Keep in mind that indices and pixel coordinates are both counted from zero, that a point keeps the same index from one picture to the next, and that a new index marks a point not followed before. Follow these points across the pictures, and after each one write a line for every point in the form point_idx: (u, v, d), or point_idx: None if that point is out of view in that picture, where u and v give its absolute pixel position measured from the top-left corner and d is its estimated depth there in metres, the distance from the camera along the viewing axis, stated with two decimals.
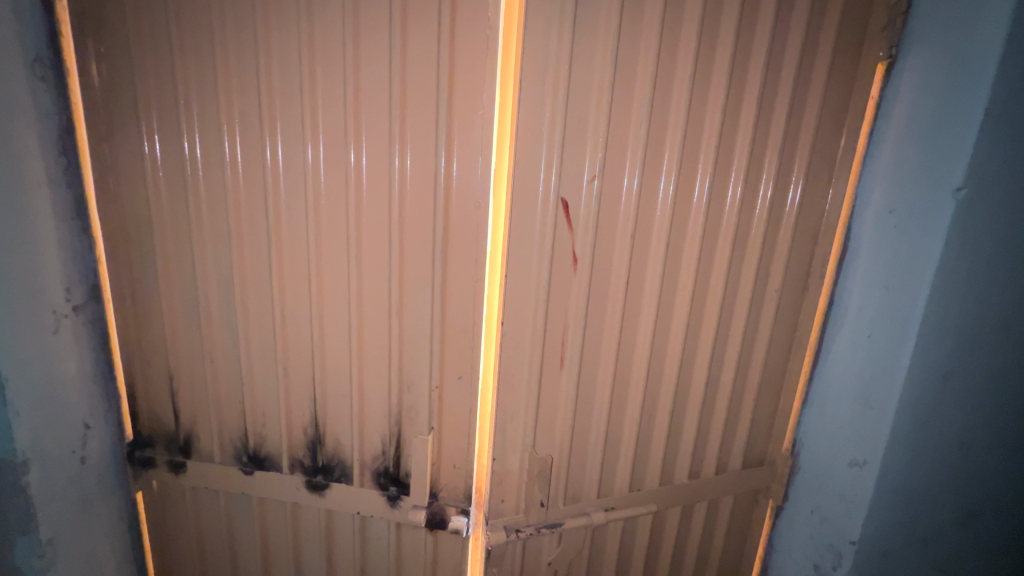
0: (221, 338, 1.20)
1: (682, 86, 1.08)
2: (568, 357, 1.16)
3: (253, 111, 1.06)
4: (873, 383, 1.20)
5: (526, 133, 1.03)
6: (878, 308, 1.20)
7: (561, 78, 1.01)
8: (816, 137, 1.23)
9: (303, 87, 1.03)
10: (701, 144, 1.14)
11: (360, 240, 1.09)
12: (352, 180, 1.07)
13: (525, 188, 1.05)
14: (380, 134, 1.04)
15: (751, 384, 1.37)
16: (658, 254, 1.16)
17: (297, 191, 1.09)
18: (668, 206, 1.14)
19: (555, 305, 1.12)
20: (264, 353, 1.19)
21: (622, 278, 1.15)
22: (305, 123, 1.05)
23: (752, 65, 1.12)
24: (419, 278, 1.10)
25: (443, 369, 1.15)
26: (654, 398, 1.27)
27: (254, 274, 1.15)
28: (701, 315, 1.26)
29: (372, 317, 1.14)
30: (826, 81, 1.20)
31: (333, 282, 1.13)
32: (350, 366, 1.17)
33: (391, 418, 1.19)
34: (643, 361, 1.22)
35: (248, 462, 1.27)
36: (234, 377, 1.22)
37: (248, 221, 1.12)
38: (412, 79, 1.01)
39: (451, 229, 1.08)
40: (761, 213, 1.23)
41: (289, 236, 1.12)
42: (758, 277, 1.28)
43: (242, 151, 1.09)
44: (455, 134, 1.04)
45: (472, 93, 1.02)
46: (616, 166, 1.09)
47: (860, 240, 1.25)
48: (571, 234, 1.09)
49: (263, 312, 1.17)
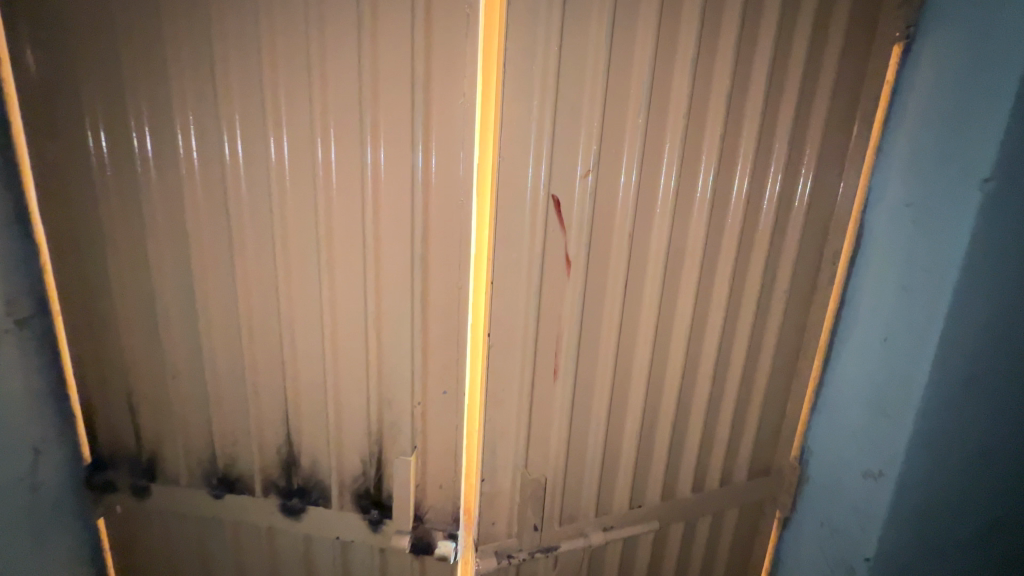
0: (183, 353, 1.10)
1: (684, 70, 0.98)
2: (561, 369, 1.06)
3: (209, 101, 0.95)
4: (889, 390, 1.13)
5: (512, 125, 0.93)
6: (894, 310, 1.12)
7: (550, 62, 0.91)
8: (827, 126, 1.14)
9: (263, 76, 0.93)
10: (705, 134, 1.04)
11: (331, 246, 0.99)
12: (321, 179, 0.96)
13: (513, 187, 0.95)
14: (351, 127, 0.94)
15: (758, 391, 1.28)
16: (658, 256, 1.07)
17: (261, 193, 0.99)
18: (669, 202, 1.04)
19: (547, 313, 1.03)
20: (231, 369, 1.09)
21: (620, 282, 1.06)
22: (267, 116, 0.94)
23: (759, 47, 1.03)
24: (397, 286, 1.00)
25: (426, 384, 1.06)
26: (654, 410, 1.19)
27: (216, 284, 1.05)
28: (704, 320, 1.17)
29: (346, 329, 1.04)
30: (837, 65, 1.11)
31: (304, 292, 1.03)
32: (324, 382, 1.07)
33: (371, 437, 1.10)
34: (642, 371, 1.13)
35: (217, 486, 1.17)
36: (199, 395, 1.12)
37: (207, 224, 1.02)
38: (385, 65, 0.90)
39: (432, 232, 0.98)
40: (768, 210, 1.14)
41: (254, 242, 1.01)
42: (765, 277, 1.19)
43: (199, 147, 0.98)
44: (434, 126, 0.93)
45: (451, 81, 0.91)
46: (612, 160, 0.99)
47: (873, 236, 1.17)
48: (564, 236, 1.00)
49: (227, 325, 1.07)
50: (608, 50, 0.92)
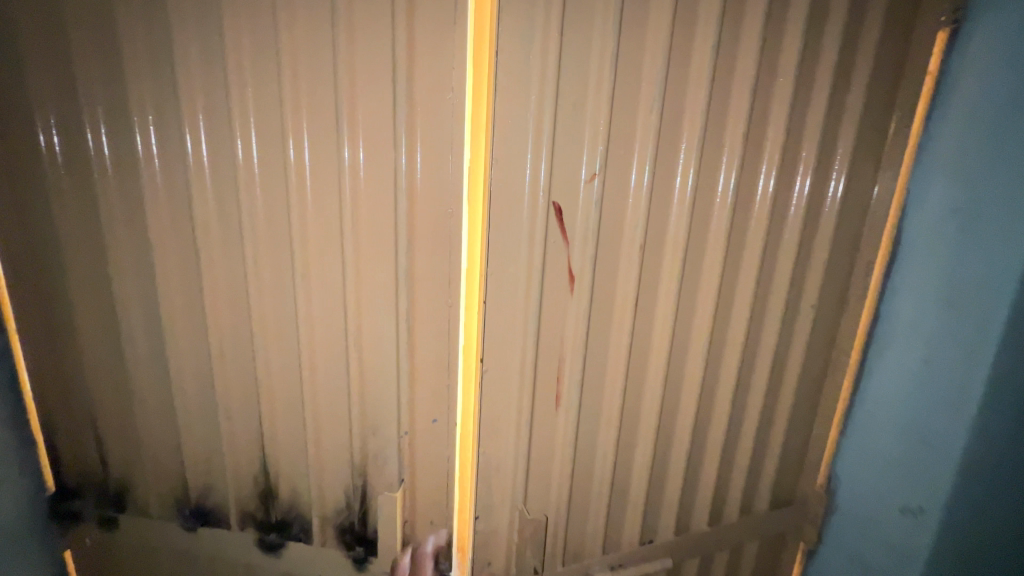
0: (150, 375, 1.00)
1: (703, 59, 0.86)
2: (564, 395, 0.96)
3: (170, 99, 0.85)
4: (932, 417, 1.01)
5: (507, 124, 0.82)
6: (937, 327, 1.00)
7: (550, 51, 0.80)
8: (862, 122, 1.02)
9: (227, 69, 0.82)
10: (726, 133, 0.93)
11: (307, 260, 0.89)
12: (293, 186, 0.86)
13: (507, 193, 0.85)
14: (326, 127, 0.84)
15: (781, 414, 1.17)
16: (672, 269, 0.96)
17: (230, 201, 0.89)
18: (685, 210, 0.93)
19: (547, 334, 0.93)
20: (202, 392, 1.00)
21: (631, 299, 0.94)
22: (232, 114, 0.84)
23: (787, 34, 0.91)
24: (382, 303, 0.90)
25: (414, 411, 0.96)
26: (667, 437, 1.08)
27: (184, 301, 0.95)
28: (722, 338, 1.06)
29: (326, 351, 0.94)
30: (874, 54, 0.99)
31: (280, 310, 0.93)
32: (302, 408, 0.98)
33: (355, 468, 1.00)
34: (655, 396, 1.02)
35: (189, 517, 1.07)
36: (169, 421, 1.03)
37: (173, 235, 0.92)
38: (363, 57, 0.80)
39: (418, 244, 0.88)
40: (796, 216, 1.02)
41: (224, 255, 0.92)
42: (791, 291, 1.07)
43: (161, 149, 0.88)
44: (419, 125, 0.83)
45: (438, 75, 0.81)
46: (621, 162, 0.88)
47: (913, 245, 1.05)
48: (566, 248, 0.89)
49: (198, 346, 0.98)
50: (617, 36, 0.81)
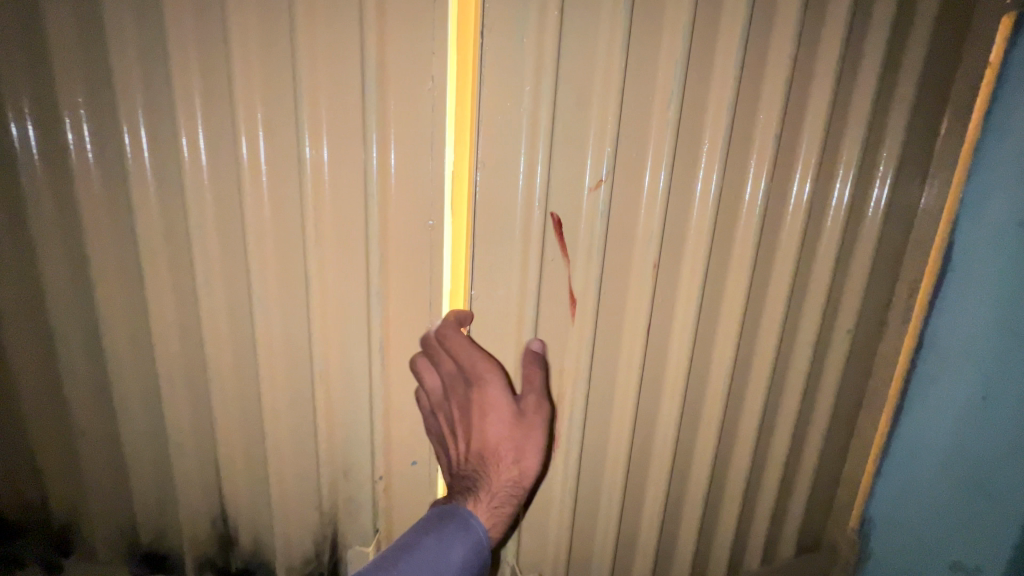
0: (88, 407, 0.87)
1: (733, 44, 0.71)
2: (564, 438, 0.82)
3: (108, 90, 0.74)
4: (991, 465, 0.88)
5: (496, 120, 0.69)
6: (1000, 362, 0.87)
7: (547, 34, 0.66)
8: (911, 121, 0.88)
9: (166, 55, 0.69)
10: (756, 132, 0.78)
11: (265, 281, 0.77)
12: (245, 195, 0.73)
13: (498, 206, 0.72)
14: (287, 128, 0.72)
15: (810, 453, 1.03)
16: (690, 297, 0.81)
17: (177, 211, 0.77)
18: (706, 227, 0.77)
19: (543, 367, 0.81)
20: (151, 426, 0.88)
21: (641, 331, 0.80)
22: (174, 109, 0.71)
23: (829, 18, 0.77)
24: (355, 328, 0.79)
25: (390, 451, 0.84)
26: (681, 481, 0.94)
27: (127, 323, 0.83)
28: (746, 370, 0.92)
29: (292, 382, 0.83)
30: (927, 42, 0.85)
31: (237, 336, 0.82)
32: (263, 446, 0.86)
33: (324, 515, 0.88)
34: (668, 441, 0.88)
35: (141, 563, 0.96)
36: (114, 457, 0.90)
37: (114, 248, 0.80)
38: (325, 44, 0.68)
39: (394, 262, 0.76)
40: (834, 230, 0.88)
41: (171, 273, 0.80)
42: (826, 315, 0.93)
43: (96, 149, 0.76)
44: (393, 122, 0.70)
45: (414, 66, 0.68)
46: (630, 168, 0.74)
47: (969, 263, 0.91)
48: (567, 268, 0.76)
49: (145, 373, 0.86)
50: (630, 16, 0.66)
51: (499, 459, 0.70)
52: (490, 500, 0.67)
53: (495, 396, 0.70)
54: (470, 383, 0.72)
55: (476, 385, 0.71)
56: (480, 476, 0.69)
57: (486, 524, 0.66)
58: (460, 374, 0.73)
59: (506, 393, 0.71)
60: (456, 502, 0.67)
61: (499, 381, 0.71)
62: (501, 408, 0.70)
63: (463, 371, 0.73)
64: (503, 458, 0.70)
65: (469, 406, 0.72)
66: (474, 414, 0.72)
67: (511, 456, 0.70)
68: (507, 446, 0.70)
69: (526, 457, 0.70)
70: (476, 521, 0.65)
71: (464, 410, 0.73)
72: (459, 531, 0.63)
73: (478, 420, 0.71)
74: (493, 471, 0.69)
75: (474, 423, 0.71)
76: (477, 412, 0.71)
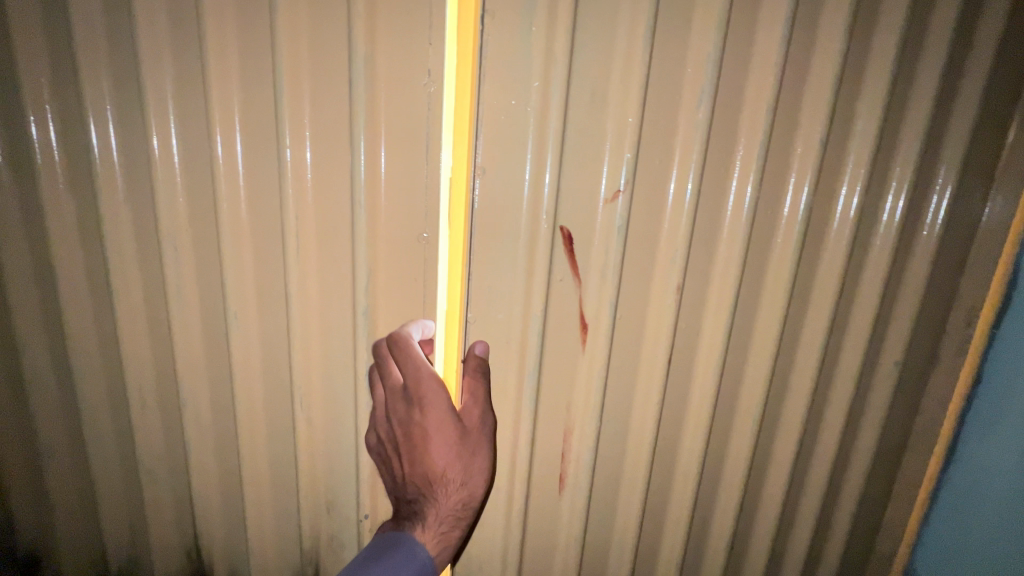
0: (57, 425, 0.81)
1: (774, 41, 0.61)
2: (571, 479, 0.74)
3: (73, 86, 0.67)
4: None
5: (498, 119, 0.61)
6: None
7: (558, 22, 0.58)
8: (977, 127, 0.76)
9: (135, 48, 0.63)
10: (798, 138, 0.68)
11: (243, 300, 0.70)
12: (222, 202, 0.66)
13: (500, 219, 0.64)
14: (268, 129, 0.65)
15: (848, 498, 0.91)
16: (717, 330, 0.71)
17: (149, 218, 0.71)
18: (735, 250, 0.68)
19: (548, 399, 0.72)
20: (123, 448, 0.82)
21: (661, 367, 0.70)
22: (144, 110, 0.65)
23: (886, 13, 0.66)
24: (341, 353, 0.71)
25: (377, 488, 0.76)
26: (702, 529, 0.83)
27: (94, 339, 0.76)
28: (778, 406, 0.81)
29: (273, 409, 0.76)
30: (1001, 35, 0.73)
31: (214, 355, 0.75)
32: (240, 476, 0.79)
33: (304, 552, 0.80)
34: (688, 492, 0.77)
35: None
36: (83, 480, 0.84)
37: (83, 259, 0.73)
38: (308, 36, 0.61)
39: (383, 280, 0.68)
40: (883, 250, 0.77)
41: (144, 285, 0.73)
42: (870, 346, 0.82)
43: (65, 153, 0.70)
44: (383, 121, 0.62)
45: (407, 64, 0.61)
46: (652, 178, 0.65)
47: None
48: (578, 290, 0.67)
49: (115, 393, 0.79)
50: (654, 10, 0.57)
51: (445, 480, 0.61)
52: (438, 525, 0.59)
53: (435, 412, 0.61)
54: (408, 399, 0.62)
55: (416, 402, 0.61)
56: (425, 499, 0.61)
57: (434, 551, 0.58)
58: (399, 388, 0.63)
59: (447, 407, 0.61)
60: (399, 527, 0.59)
61: (442, 394, 0.61)
62: (443, 424, 0.61)
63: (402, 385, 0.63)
64: (450, 481, 0.61)
65: (409, 426, 0.62)
66: (415, 432, 0.62)
67: (458, 476, 0.61)
68: (454, 465, 0.61)
69: (475, 475, 0.62)
70: (422, 549, 0.57)
71: (402, 426, 0.63)
72: (403, 561, 0.55)
73: (420, 441, 0.62)
74: (440, 493, 0.60)
75: (414, 442, 0.62)
76: (416, 431, 0.62)
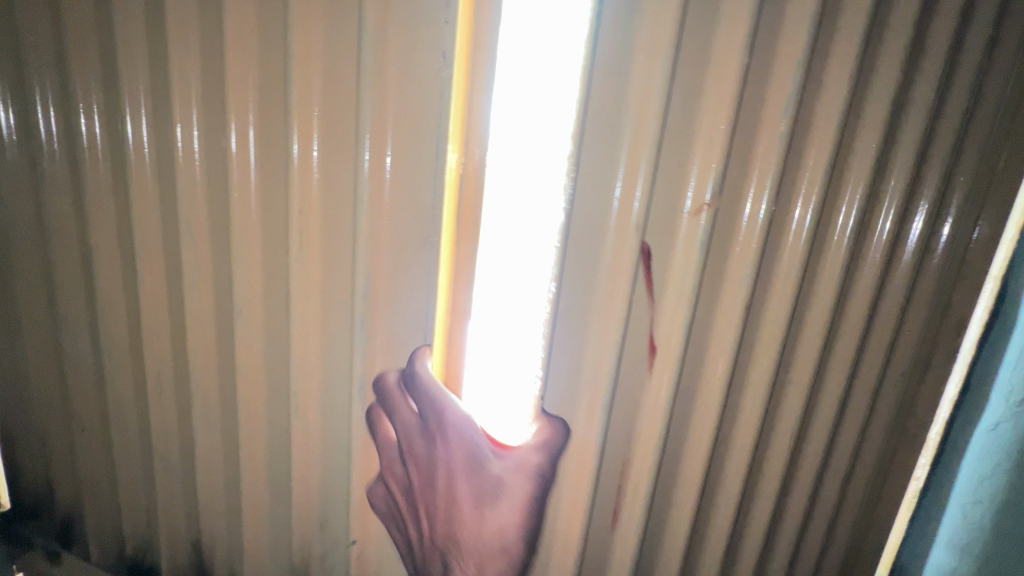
0: (87, 397, 0.90)
1: (842, 54, 0.52)
2: (622, 522, 0.66)
3: (114, 86, 0.75)
4: None
5: (602, 121, 0.57)
6: None
7: (666, 20, 0.52)
8: None
9: (164, 51, 0.69)
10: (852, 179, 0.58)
11: (249, 293, 0.74)
12: (236, 195, 0.70)
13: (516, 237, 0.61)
14: (281, 132, 0.68)
15: None
16: (757, 389, 0.61)
17: (167, 206, 0.76)
18: (779, 305, 0.59)
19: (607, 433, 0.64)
20: (141, 431, 0.88)
21: (708, 427, 0.62)
22: (172, 106, 0.70)
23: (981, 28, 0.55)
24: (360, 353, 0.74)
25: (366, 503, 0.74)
26: None
27: (115, 315, 0.84)
28: (818, 500, 0.70)
29: (282, 397, 0.78)
30: None
31: (218, 344, 0.79)
32: (229, 457, 0.82)
33: (292, 556, 0.81)
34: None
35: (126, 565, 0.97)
36: (105, 456, 0.92)
37: (114, 244, 0.81)
38: (322, 40, 0.63)
39: (378, 282, 0.68)
40: None
41: (160, 268, 0.79)
42: None
43: (104, 143, 0.77)
44: (392, 114, 0.63)
45: (411, 66, 0.61)
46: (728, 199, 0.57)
47: None
48: (651, 312, 0.60)
49: (130, 371, 0.86)
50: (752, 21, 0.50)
51: (475, 522, 0.67)
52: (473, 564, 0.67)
53: (459, 456, 0.66)
54: (429, 439, 0.68)
55: (435, 440, 0.67)
56: (458, 536, 0.68)
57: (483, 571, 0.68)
58: (416, 424, 0.69)
59: (468, 452, 0.65)
60: (434, 573, 0.71)
61: (461, 438, 0.66)
62: (466, 469, 0.66)
63: (421, 422, 0.68)
64: (480, 524, 0.67)
65: (430, 463, 0.68)
66: (440, 472, 0.68)
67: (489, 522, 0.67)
68: (479, 509, 0.66)
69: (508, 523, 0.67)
70: None
71: (429, 467, 0.69)
72: None
73: (451, 484, 0.67)
74: (469, 534, 0.67)
75: (439, 482, 0.68)
76: (444, 472, 0.67)
